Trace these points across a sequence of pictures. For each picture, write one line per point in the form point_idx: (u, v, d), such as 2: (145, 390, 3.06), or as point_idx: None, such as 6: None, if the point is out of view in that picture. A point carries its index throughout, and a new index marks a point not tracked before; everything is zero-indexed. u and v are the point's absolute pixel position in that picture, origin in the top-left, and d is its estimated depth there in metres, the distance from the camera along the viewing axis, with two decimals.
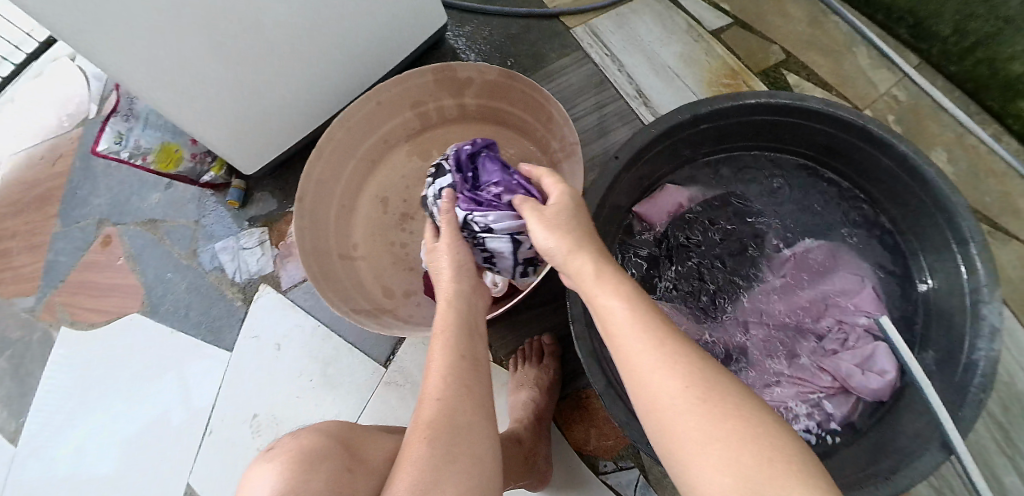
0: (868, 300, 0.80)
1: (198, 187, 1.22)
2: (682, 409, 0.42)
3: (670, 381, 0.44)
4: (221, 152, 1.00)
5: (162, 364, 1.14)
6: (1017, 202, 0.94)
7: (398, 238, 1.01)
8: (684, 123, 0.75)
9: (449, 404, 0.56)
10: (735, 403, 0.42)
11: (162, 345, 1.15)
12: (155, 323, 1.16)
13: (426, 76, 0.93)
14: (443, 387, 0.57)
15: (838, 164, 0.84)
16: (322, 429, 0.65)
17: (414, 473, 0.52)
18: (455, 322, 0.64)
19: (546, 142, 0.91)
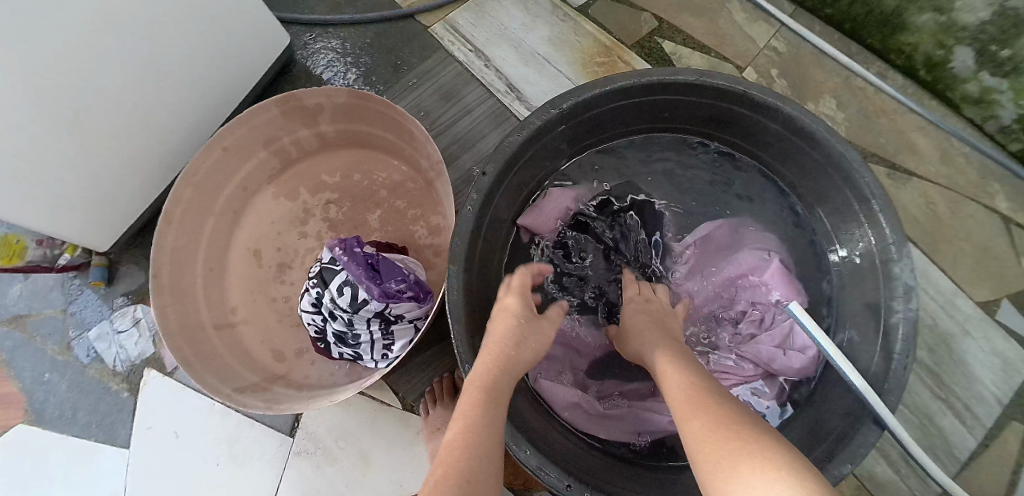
0: (773, 276, 0.76)
1: (57, 273, 1.05)
2: (709, 439, 0.42)
3: (691, 422, 0.45)
4: (63, 235, 0.85)
5: (53, 481, 0.97)
6: (911, 138, 0.93)
7: (280, 292, 0.90)
8: (552, 120, 0.67)
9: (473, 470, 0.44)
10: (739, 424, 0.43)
11: (50, 457, 0.98)
12: (44, 432, 0.99)
13: (271, 111, 0.83)
14: (466, 442, 0.45)
15: (726, 135, 0.79)
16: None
17: None
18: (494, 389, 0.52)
19: (416, 160, 0.84)
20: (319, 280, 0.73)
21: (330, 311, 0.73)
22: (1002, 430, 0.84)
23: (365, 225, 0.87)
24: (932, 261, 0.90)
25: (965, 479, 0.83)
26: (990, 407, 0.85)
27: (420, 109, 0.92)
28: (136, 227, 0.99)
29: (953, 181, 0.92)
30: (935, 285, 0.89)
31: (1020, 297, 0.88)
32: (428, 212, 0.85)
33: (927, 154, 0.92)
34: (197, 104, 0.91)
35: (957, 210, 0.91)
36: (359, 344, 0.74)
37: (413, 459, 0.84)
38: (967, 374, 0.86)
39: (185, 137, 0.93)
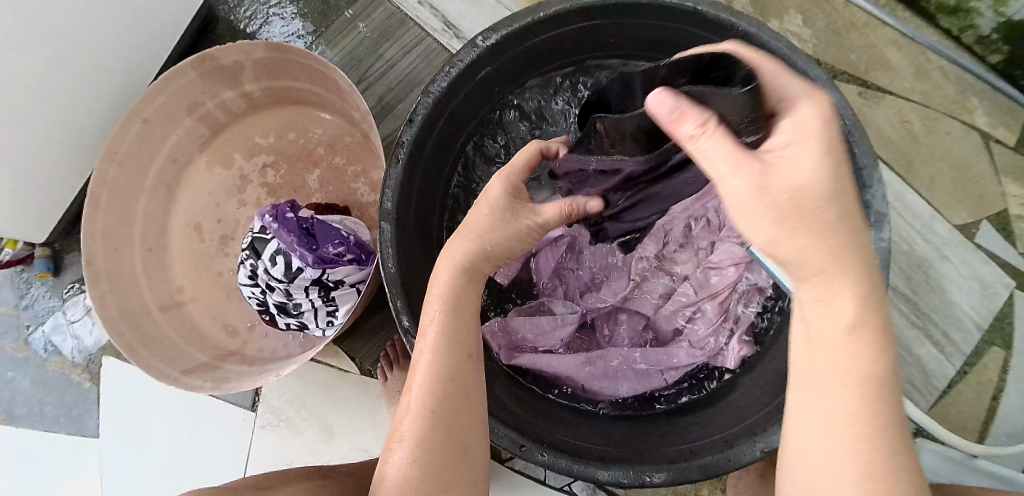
0: None
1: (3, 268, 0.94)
2: (846, 421, 0.33)
3: (840, 397, 0.33)
4: None
5: (30, 481, 0.92)
6: (883, 53, 0.88)
7: (225, 265, 0.86)
8: (481, 57, 0.62)
9: (446, 404, 0.44)
10: (888, 458, 0.32)
11: (24, 456, 0.93)
12: (16, 431, 0.93)
13: (188, 73, 0.77)
14: (436, 400, 0.44)
15: (678, 58, 0.73)
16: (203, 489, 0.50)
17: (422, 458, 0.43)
18: (461, 299, 0.48)
19: (349, 112, 0.81)
20: (251, 252, 0.69)
21: (266, 284, 0.69)
22: (979, 357, 0.82)
23: (305, 187, 0.85)
24: (909, 185, 0.86)
25: (943, 408, 0.81)
26: (969, 333, 0.82)
27: (354, 59, 0.91)
28: (73, 212, 0.93)
29: (929, 98, 0.87)
30: (913, 210, 0.85)
31: (999, 218, 0.84)
32: (368, 167, 0.84)
33: (900, 70, 0.88)
34: (119, 75, 0.85)
35: (933, 129, 0.87)
36: (302, 313, 0.71)
37: (376, 425, 0.82)
38: (946, 302, 0.83)
39: (113, 112, 0.87)
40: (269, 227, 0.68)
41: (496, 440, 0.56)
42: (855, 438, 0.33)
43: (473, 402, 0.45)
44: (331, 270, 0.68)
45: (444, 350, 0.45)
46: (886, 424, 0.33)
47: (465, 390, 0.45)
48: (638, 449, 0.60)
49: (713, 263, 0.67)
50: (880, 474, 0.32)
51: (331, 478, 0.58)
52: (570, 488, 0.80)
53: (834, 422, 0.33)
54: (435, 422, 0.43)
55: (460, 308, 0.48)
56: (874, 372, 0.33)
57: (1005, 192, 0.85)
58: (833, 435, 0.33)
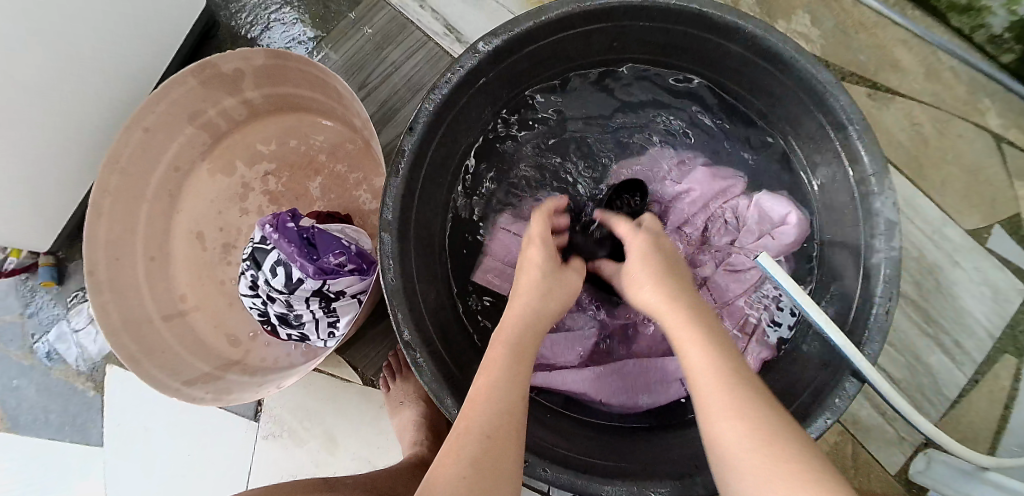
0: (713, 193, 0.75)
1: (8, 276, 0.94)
2: (726, 410, 0.39)
3: (713, 394, 0.40)
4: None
5: (37, 489, 0.92)
6: (893, 53, 0.86)
7: (228, 273, 0.86)
8: (482, 62, 0.61)
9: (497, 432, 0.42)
10: (770, 434, 0.37)
11: (30, 464, 0.93)
12: (22, 439, 0.93)
13: (188, 81, 0.76)
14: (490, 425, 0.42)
15: (683, 61, 0.72)
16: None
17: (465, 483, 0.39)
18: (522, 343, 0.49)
19: (350, 119, 0.80)
20: (252, 262, 0.69)
21: (267, 294, 0.69)
22: (991, 365, 0.80)
23: (307, 195, 0.84)
24: (919, 189, 0.84)
25: (954, 417, 0.80)
26: (981, 341, 0.81)
27: (355, 64, 0.90)
28: (76, 220, 0.93)
29: (939, 99, 0.86)
30: (923, 215, 0.84)
31: (1012, 223, 0.83)
32: (370, 174, 0.83)
33: (910, 71, 0.86)
34: (121, 83, 0.84)
35: (943, 131, 0.85)
36: (303, 324, 0.70)
37: (380, 435, 0.81)
38: (957, 308, 0.82)
39: (114, 120, 0.87)
40: (270, 237, 0.67)
41: None
42: (732, 416, 0.38)
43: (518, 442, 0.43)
44: (332, 281, 0.67)
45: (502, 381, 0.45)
46: (758, 412, 0.39)
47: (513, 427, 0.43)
48: (642, 464, 0.59)
49: (738, 263, 0.73)
50: (773, 445, 0.36)
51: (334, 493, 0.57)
52: None
53: (717, 419, 0.39)
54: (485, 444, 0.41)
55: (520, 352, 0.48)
56: (730, 373, 0.41)
57: (1018, 195, 0.83)
58: (724, 430, 0.38)
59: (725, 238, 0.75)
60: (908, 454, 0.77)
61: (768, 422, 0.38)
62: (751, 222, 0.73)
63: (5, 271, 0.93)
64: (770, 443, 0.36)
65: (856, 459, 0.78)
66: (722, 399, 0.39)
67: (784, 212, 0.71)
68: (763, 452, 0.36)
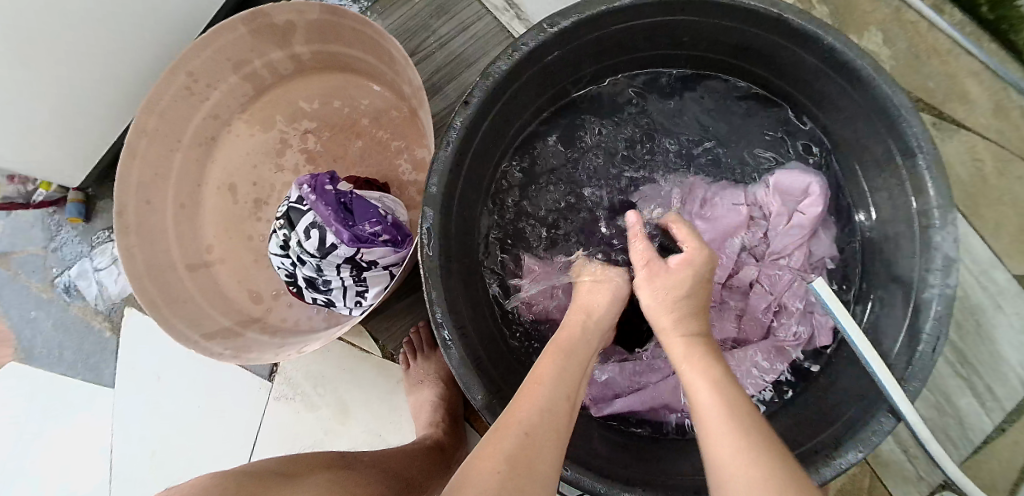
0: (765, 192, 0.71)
1: (36, 208, 0.93)
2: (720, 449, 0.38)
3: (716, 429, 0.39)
4: (29, 166, 0.79)
5: (47, 421, 0.92)
6: (963, 84, 0.83)
7: (256, 230, 0.84)
8: (548, 42, 0.59)
9: (547, 421, 0.42)
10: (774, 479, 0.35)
11: (41, 397, 0.93)
12: (34, 371, 0.93)
13: (238, 29, 0.75)
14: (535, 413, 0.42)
15: (752, 63, 0.69)
16: (225, 473, 0.47)
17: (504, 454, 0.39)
18: (575, 349, 0.49)
19: (399, 86, 0.78)
20: (286, 222, 0.67)
21: (298, 256, 0.67)
22: (1022, 415, 0.78)
23: (345, 158, 0.83)
24: (972, 228, 0.82)
25: (976, 462, 0.78)
26: (1014, 390, 0.79)
27: (408, 30, 0.88)
28: (109, 159, 0.91)
29: (1005, 137, 0.82)
30: (972, 254, 0.81)
31: None
32: (413, 145, 0.81)
33: (979, 103, 0.83)
34: (168, 23, 0.82)
35: (1006, 170, 0.82)
36: (330, 290, 0.69)
37: (392, 409, 0.80)
38: (994, 354, 0.80)
39: (157, 61, 0.85)
40: (305, 202, 0.66)
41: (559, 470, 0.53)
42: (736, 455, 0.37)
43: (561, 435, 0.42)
44: (365, 251, 0.66)
45: (552, 376, 0.45)
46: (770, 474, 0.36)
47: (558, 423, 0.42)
48: (664, 475, 0.58)
49: (777, 254, 0.70)
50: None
51: (354, 470, 0.56)
52: None
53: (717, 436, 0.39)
54: (525, 433, 0.41)
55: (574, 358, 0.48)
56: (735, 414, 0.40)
57: None
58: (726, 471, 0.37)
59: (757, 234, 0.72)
60: None
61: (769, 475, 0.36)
62: (777, 206, 0.70)
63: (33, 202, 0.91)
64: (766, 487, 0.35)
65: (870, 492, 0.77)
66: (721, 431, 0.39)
67: (802, 185, 0.70)
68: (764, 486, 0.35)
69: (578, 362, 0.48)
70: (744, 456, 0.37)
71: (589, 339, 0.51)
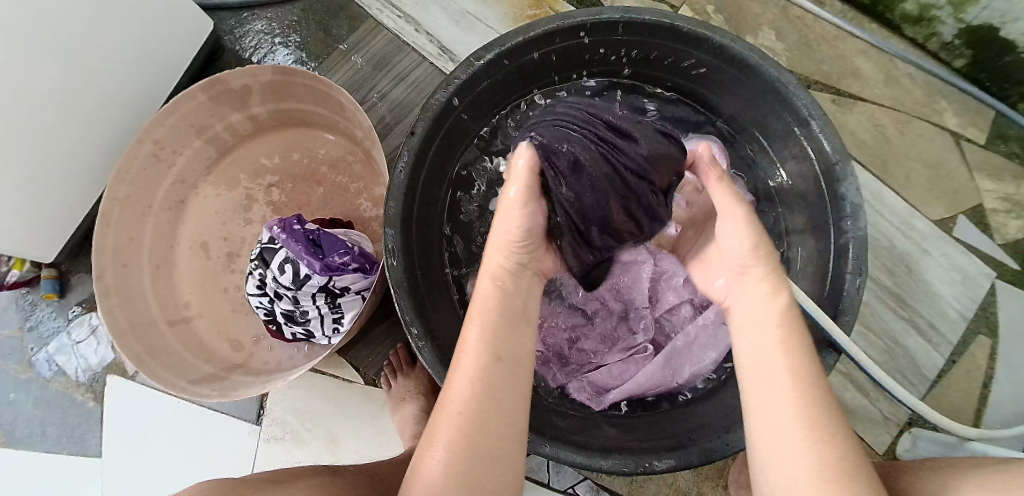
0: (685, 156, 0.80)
1: (9, 292, 0.96)
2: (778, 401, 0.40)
3: (781, 403, 0.40)
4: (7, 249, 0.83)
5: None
6: (853, 62, 0.94)
7: (232, 281, 0.89)
8: (477, 72, 0.66)
9: (483, 397, 0.43)
10: (835, 442, 0.38)
11: (29, 477, 0.93)
12: (20, 453, 0.93)
13: (198, 97, 0.81)
14: (469, 393, 0.43)
15: (661, 72, 0.78)
16: (216, 482, 0.51)
17: (457, 452, 0.41)
18: (498, 305, 0.50)
19: (351, 131, 0.85)
20: (260, 262, 0.72)
21: (274, 292, 0.72)
22: (966, 345, 0.84)
23: (308, 203, 0.88)
24: (887, 184, 0.90)
25: (936, 397, 0.83)
26: (955, 323, 0.85)
27: (355, 82, 0.96)
28: (81, 235, 0.96)
29: (900, 102, 0.92)
30: (892, 207, 0.89)
31: (974, 213, 0.88)
32: (371, 184, 0.87)
33: (870, 77, 0.93)
34: (132, 102, 0.89)
35: (906, 130, 0.91)
36: (308, 321, 0.73)
37: (380, 433, 0.83)
38: (930, 293, 0.86)
39: (122, 138, 0.91)
40: (278, 239, 0.71)
41: (545, 452, 0.57)
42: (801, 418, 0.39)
43: (503, 396, 0.44)
44: (338, 278, 0.71)
45: (478, 343, 0.46)
46: (826, 428, 0.38)
47: (498, 387, 0.44)
48: (639, 440, 0.62)
49: None
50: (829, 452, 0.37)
51: (342, 476, 0.59)
52: (574, 490, 0.81)
53: (779, 395, 0.40)
54: (468, 417, 0.42)
55: (498, 319, 0.48)
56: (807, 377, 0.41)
57: (978, 187, 0.89)
58: (789, 438, 0.38)
59: None
60: (893, 434, 0.80)
61: (836, 440, 0.38)
62: None
63: (7, 285, 0.95)
64: (823, 447, 0.38)
65: None
66: (791, 400, 0.40)
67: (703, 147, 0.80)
68: (808, 443, 0.38)
69: (501, 312, 0.49)
70: (812, 431, 0.38)
71: (506, 292, 0.51)
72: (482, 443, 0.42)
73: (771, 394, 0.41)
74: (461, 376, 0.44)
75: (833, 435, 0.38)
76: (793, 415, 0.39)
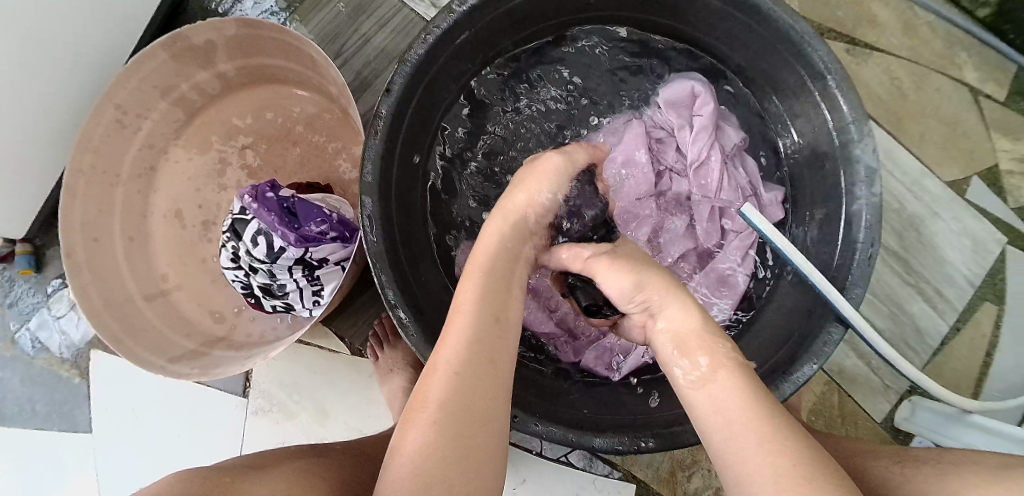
0: (667, 111, 0.74)
1: None
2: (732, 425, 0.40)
3: (736, 423, 0.39)
4: None
5: (30, 477, 0.91)
6: (870, 10, 0.87)
7: (209, 251, 0.85)
8: (458, 21, 0.60)
9: (476, 365, 0.43)
10: (796, 452, 0.37)
11: (21, 453, 0.91)
12: (9, 430, 0.91)
13: (159, 55, 0.75)
14: (461, 358, 0.43)
15: (661, 18, 0.72)
16: (191, 469, 0.47)
17: (444, 413, 0.41)
18: (496, 268, 0.50)
19: (326, 88, 0.79)
20: (232, 234, 0.67)
21: (249, 265, 0.67)
22: (972, 313, 0.82)
23: (285, 167, 0.83)
24: (900, 144, 0.85)
25: (937, 365, 0.81)
26: (962, 290, 0.82)
27: (330, 33, 0.88)
28: (51, 205, 0.91)
29: (918, 54, 0.86)
30: (903, 169, 0.85)
31: (990, 174, 0.84)
32: (350, 144, 0.82)
33: (887, 25, 0.86)
34: (90, 61, 0.82)
35: (922, 85, 0.86)
36: (287, 294, 0.69)
37: (370, 404, 0.81)
38: (938, 259, 0.83)
39: (84, 101, 0.84)
40: (247, 211, 0.67)
41: (538, 430, 0.54)
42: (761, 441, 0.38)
43: (496, 366, 0.44)
44: (315, 249, 0.67)
45: (475, 309, 0.46)
46: (789, 444, 0.37)
47: (489, 354, 0.44)
48: (634, 417, 0.59)
49: (694, 162, 0.72)
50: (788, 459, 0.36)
51: (327, 457, 0.57)
52: (567, 458, 0.80)
53: (736, 420, 0.40)
54: (458, 381, 0.42)
55: (498, 283, 0.49)
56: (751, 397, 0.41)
57: (996, 147, 0.84)
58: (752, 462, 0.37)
59: (671, 152, 0.75)
60: (893, 402, 0.79)
61: (795, 450, 0.37)
62: (675, 121, 0.74)
63: None
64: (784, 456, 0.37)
65: (842, 408, 0.79)
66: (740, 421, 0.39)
67: (686, 90, 0.74)
68: (771, 455, 0.37)
69: (494, 275, 0.49)
70: (771, 446, 0.37)
71: (504, 255, 0.51)
72: (471, 409, 0.42)
73: (723, 418, 0.40)
74: (455, 340, 0.44)
75: (791, 444, 0.37)
76: (757, 447, 0.37)
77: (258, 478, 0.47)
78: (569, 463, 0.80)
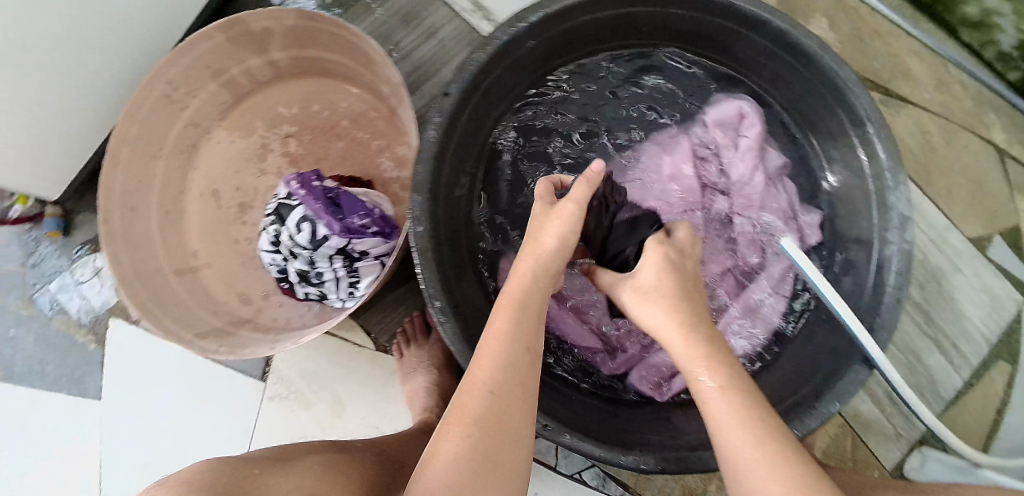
0: (714, 128, 0.75)
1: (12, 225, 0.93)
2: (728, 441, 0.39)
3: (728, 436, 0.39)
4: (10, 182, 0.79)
5: (32, 441, 0.90)
6: (906, 63, 0.89)
7: (241, 233, 0.86)
8: (520, 35, 0.62)
9: (506, 395, 0.43)
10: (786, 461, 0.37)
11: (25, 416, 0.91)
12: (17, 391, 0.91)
13: (217, 37, 0.76)
14: (495, 380, 0.43)
15: (710, 51, 0.74)
16: (221, 458, 0.48)
17: (473, 435, 0.41)
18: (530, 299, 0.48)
19: (376, 86, 0.81)
20: (277, 218, 0.69)
21: (290, 251, 0.69)
22: (986, 368, 0.83)
23: (326, 159, 0.85)
24: (927, 196, 0.87)
25: (949, 417, 0.83)
26: (977, 346, 0.84)
27: (381, 33, 0.91)
28: (88, 172, 0.92)
29: (949, 111, 0.88)
30: (928, 221, 0.86)
31: (1011, 234, 0.86)
32: (393, 143, 0.83)
33: (920, 80, 0.89)
34: (145, 36, 0.84)
35: (950, 141, 0.88)
36: (323, 283, 0.70)
37: (388, 402, 0.82)
38: (956, 312, 0.84)
39: (134, 74, 0.86)
40: (297, 199, 0.69)
41: (567, 441, 0.55)
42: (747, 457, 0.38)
43: (528, 389, 0.44)
44: (357, 241, 0.68)
45: (507, 332, 0.45)
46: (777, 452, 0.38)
47: (521, 377, 0.44)
48: (660, 438, 0.60)
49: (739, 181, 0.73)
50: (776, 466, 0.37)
51: (349, 453, 0.57)
52: (580, 476, 0.80)
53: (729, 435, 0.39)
54: (490, 401, 0.42)
55: (526, 310, 0.47)
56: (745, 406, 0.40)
57: (1018, 209, 0.86)
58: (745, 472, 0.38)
59: (714, 168, 0.75)
60: (904, 451, 0.80)
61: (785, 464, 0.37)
62: (721, 139, 0.75)
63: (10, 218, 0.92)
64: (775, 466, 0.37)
65: (853, 452, 0.80)
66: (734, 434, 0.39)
67: (736, 110, 0.75)
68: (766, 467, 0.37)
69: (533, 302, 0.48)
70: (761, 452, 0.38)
71: (538, 280, 0.49)
72: (501, 435, 0.41)
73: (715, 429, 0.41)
74: (489, 358, 0.44)
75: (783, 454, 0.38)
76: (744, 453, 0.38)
77: (286, 471, 0.48)
78: (582, 481, 0.80)
